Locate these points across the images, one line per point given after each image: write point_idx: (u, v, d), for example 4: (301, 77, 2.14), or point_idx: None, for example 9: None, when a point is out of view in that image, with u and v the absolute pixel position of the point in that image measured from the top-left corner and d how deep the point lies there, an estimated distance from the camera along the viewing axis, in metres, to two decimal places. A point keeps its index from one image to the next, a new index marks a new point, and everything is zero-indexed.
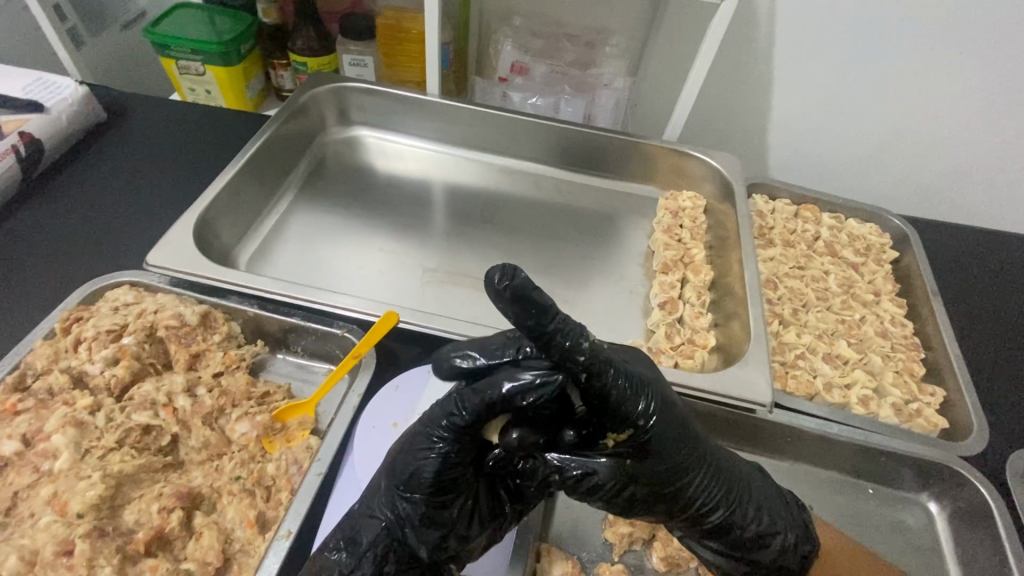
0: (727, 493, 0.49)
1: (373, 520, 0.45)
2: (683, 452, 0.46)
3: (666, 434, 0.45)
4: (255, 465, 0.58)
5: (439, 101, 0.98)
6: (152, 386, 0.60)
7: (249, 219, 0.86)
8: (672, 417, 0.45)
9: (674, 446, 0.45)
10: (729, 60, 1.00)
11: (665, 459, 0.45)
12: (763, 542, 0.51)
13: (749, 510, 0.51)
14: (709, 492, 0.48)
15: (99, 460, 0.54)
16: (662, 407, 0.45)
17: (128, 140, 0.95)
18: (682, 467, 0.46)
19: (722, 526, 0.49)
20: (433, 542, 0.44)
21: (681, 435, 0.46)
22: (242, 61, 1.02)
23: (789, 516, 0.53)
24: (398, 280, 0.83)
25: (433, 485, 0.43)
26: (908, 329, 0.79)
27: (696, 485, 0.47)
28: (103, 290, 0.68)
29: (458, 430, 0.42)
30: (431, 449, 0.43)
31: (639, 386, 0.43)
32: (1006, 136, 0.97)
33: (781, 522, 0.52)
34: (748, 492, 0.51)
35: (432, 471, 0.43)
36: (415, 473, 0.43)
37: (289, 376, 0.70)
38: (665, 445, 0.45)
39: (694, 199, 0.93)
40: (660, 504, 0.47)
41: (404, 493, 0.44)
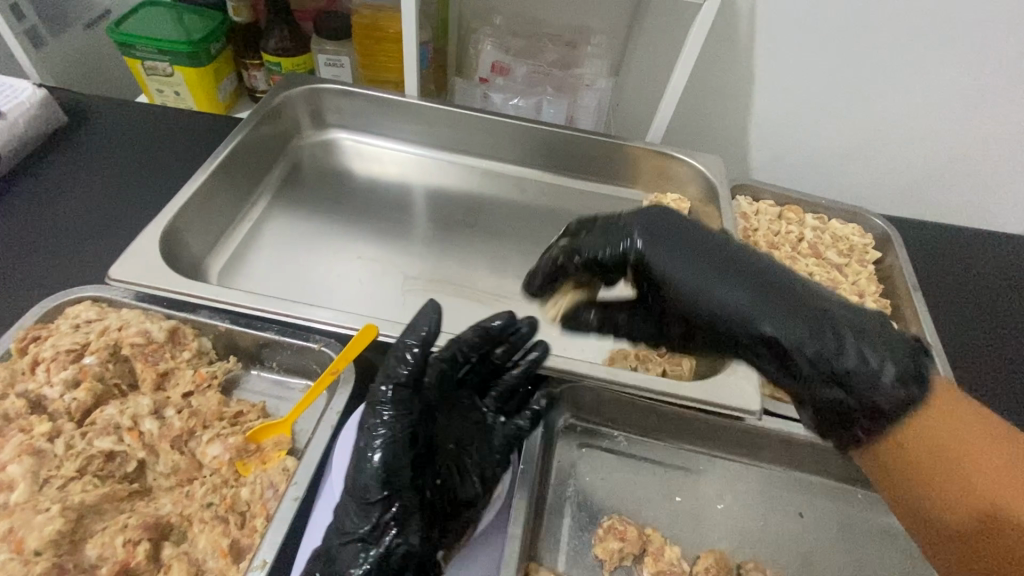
0: (780, 303, 0.47)
1: (352, 530, 0.46)
2: (710, 258, 0.50)
3: (689, 257, 0.51)
4: (228, 490, 0.55)
5: (417, 102, 0.95)
6: (115, 409, 0.57)
7: (220, 227, 0.83)
8: (695, 238, 0.52)
9: (692, 261, 0.50)
10: (711, 60, 1.00)
11: (684, 279, 0.50)
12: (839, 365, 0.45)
13: (823, 329, 0.45)
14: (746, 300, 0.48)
15: (59, 490, 0.51)
16: (660, 232, 0.53)
17: (91, 146, 0.90)
18: (693, 279, 0.50)
19: (776, 346, 0.47)
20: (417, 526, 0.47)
21: (680, 248, 0.51)
22: (212, 61, 0.98)
23: (866, 337, 0.45)
24: (377, 289, 0.81)
25: (387, 479, 0.46)
26: (891, 330, 0.79)
27: (735, 301, 0.48)
28: (62, 306, 0.64)
29: (396, 418, 0.47)
30: (372, 449, 0.46)
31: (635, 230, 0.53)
32: (983, 135, 0.99)
33: (859, 343, 0.45)
34: (824, 308, 0.47)
35: (386, 463, 0.46)
36: (375, 474, 0.46)
37: (263, 393, 0.67)
38: (679, 267, 0.51)
39: (678, 201, 0.92)
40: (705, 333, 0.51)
41: (366, 497, 0.46)
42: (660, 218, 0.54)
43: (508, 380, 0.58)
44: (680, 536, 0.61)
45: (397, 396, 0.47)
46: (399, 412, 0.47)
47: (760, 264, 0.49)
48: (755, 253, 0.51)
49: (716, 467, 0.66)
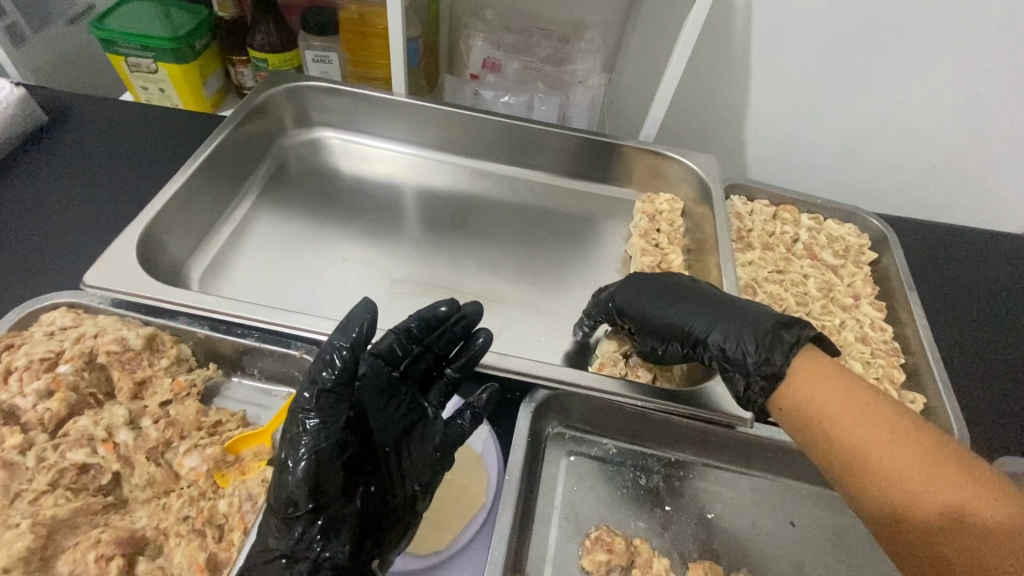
0: (711, 319, 0.60)
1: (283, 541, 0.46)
2: (669, 290, 0.65)
3: (650, 293, 0.66)
4: (206, 503, 0.54)
5: (405, 101, 0.93)
6: (89, 420, 0.56)
7: (203, 229, 0.81)
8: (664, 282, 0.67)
9: (651, 295, 0.65)
10: (706, 56, 0.98)
11: (644, 303, 0.65)
12: (745, 355, 0.56)
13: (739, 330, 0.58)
14: (693, 317, 0.61)
15: (31, 505, 0.50)
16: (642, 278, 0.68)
17: (72, 145, 0.88)
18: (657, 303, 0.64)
19: (713, 349, 0.59)
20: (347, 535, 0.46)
21: (651, 286, 0.67)
22: (197, 58, 0.96)
23: (772, 334, 0.56)
24: (364, 292, 0.79)
25: (310, 493, 0.44)
26: (887, 334, 0.78)
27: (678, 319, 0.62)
28: (37, 313, 0.63)
29: (319, 429, 0.45)
30: (293, 463, 0.45)
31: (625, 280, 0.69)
32: (983, 132, 0.97)
33: (771, 342, 0.56)
34: (744, 320, 0.59)
35: (308, 478, 0.44)
36: (297, 487, 0.44)
37: (245, 401, 0.65)
38: (640, 299, 0.66)
39: (671, 201, 0.90)
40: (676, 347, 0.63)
41: (289, 511, 0.45)
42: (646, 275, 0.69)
43: (451, 376, 0.58)
44: (670, 546, 0.60)
45: (319, 401, 0.46)
46: (324, 420, 0.46)
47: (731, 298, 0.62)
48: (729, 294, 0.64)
49: (705, 474, 0.65)
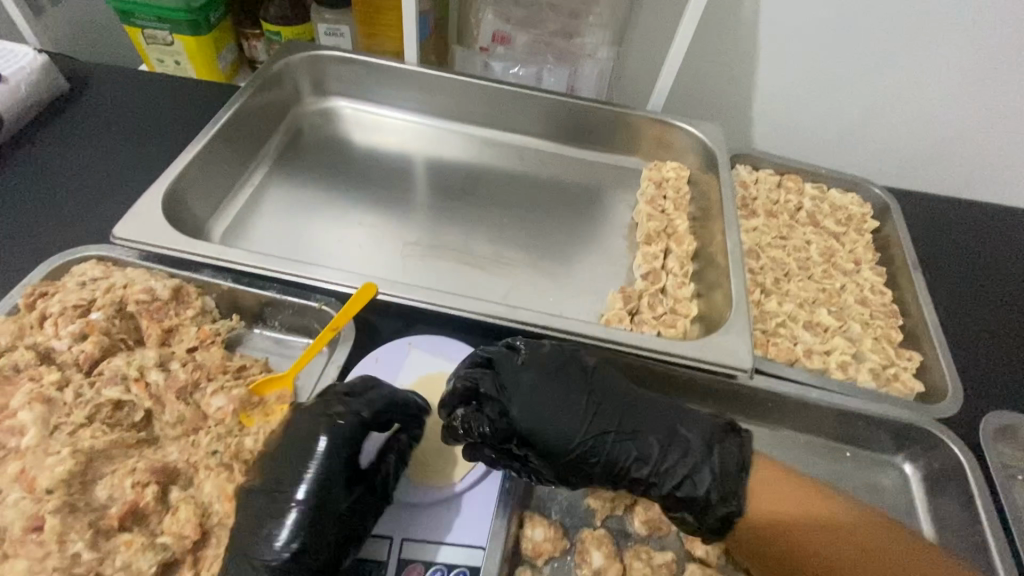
0: (660, 455, 0.54)
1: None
2: (572, 409, 0.55)
3: (566, 426, 0.54)
4: (232, 440, 0.57)
5: (418, 70, 0.95)
6: (122, 361, 0.59)
7: (221, 192, 0.84)
8: (554, 399, 0.55)
9: (577, 433, 0.54)
10: (713, 28, 0.99)
11: (552, 432, 0.54)
12: (685, 490, 0.54)
13: (682, 466, 0.54)
14: (638, 462, 0.54)
15: (69, 436, 0.53)
16: (529, 398, 0.55)
17: (93, 112, 0.91)
18: (584, 446, 0.54)
19: (666, 496, 0.54)
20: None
21: (571, 403, 0.55)
22: (212, 31, 0.98)
23: (718, 439, 0.56)
24: (377, 253, 0.82)
25: (300, 535, 0.48)
26: (886, 297, 0.80)
27: (605, 452, 0.54)
28: (69, 264, 0.66)
29: (320, 472, 0.51)
30: (292, 499, 0.50)
31: (518, 402, 0.54)
32: (987, 104, 0.98)
33: (717, 474, 0.54)
34: (685, 446, 0.55)
35: (302, 520, 0.49)
36: (293, 521, 0.49)
37: (266, 351, 0.68)
38: (560, 439, 0.54)
39: (678, 169, 0.92)
40: (587, 474, 0.55)
41: (275, 547, 0.48)
42: (520, 368, 0.56)
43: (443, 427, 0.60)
44: None
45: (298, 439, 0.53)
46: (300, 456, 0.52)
47: (634, 410, 0.57)
48: (618, 383, 0.58)
49: None
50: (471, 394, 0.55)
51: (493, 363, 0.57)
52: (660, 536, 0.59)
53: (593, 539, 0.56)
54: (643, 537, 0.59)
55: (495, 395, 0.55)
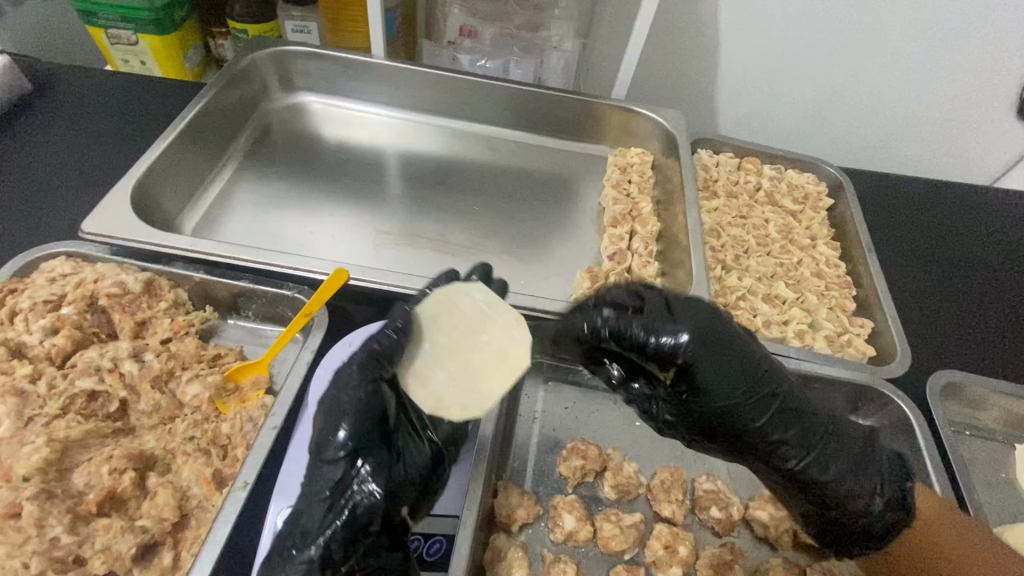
0: (792, 427, 0.52)
1: (318, 501, 0.47)
2: (738, 372, 0.51)
3: (713, 367, 0.50)
4: (209, 426, 0.58)
5: (386, 64, 0.96)
6: (95, 353, 0.59)
7: (191, 188, 0.84)
8: (727, 359, 0.51)
9: (730, 389, 0.50)
10: (674, 18, 1.02)
11: (720, 394, 0.50)
12: (810, 474, 0.53)
13: (815, 441, 0.53)
14: (779, 428, 0.51)
15: (44, 427, 0.53)
16: (712, 323, 0.51)
17: (56, 111, 0.90)
18: (744, 400, 0.51)
19: (799, 474, 0.53)
20: (383, 496, 0.47)
21: (733, 362, 0.51)
22: (177, 29, 0.98)
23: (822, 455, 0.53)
24: (350, 243, 0.83)
25: (353, 439, 0.48)
26: (841, 269, 0.84)
27: (761, 416, 0.51)
28: (39, 261, 0.66)
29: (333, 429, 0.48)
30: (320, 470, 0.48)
31: (692, 363, 0.49)
32: (930, 87, 1.03)
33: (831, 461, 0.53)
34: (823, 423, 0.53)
35: (351, 425, 0.48)
36: (341, 424, 0.48)
37: (241, 340, 0.69)
38: (711, 380, 0.50)
39: (641, 155, 0.96)
40: (720, 439, 0.53)
41: (332, 455, 0.48)
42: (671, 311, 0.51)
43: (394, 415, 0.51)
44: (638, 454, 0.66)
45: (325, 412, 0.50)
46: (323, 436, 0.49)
47: (780, 381, 0.53)
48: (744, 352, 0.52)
49: None
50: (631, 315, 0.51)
51: (670, 306, 0.52)
52: (629, 500, 0.62)
53: (564, 505, 0.59)
54: (613, 501, 0.62)
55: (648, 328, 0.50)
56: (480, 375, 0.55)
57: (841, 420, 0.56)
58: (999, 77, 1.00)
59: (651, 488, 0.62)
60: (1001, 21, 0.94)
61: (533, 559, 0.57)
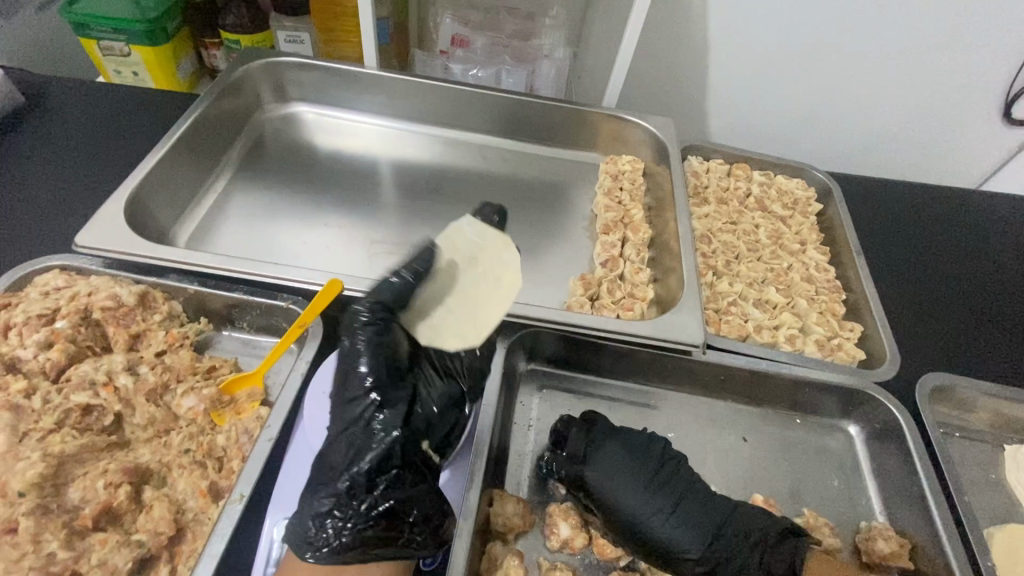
0: (685, 520, 0.56)
1: (343, 436, 0.49)
2: (643, 466, 0.59)
3: (611, 470, 0.58)
4: (205, 438, 0.58)
5: (379, 74, 0.97)
6: (90, 366, 0.59)
7: (185, 199, 0.85)
8: (626, 454, 0.60)
9: (634, 477, 0.58)
10: (663, 27, 1.04)
11: (614, 489, 0.57)
12: (707, 564, 0.55)
13: (717, 534, 0.55)
14: (671, 522, 0.56)
15: (39, 442, 0.53)
16: (619, 449, 0.60)
17: (49, 124, 0.90)
18: (641, 497, 0.57)
19: (693, 566, 0.55)
20: (402, 427, 0.49)
21: (638, 455, 0.60)
22: (170, 40, 0.98)
23: (717, 541, 0.55)
24: (344, 252, 0.83)
25: (372, 373, 0.51)
26: (830, 274, 0.85)
27: (661, 505, 0.57)
28: (32, 275, 0.66)
29: (355, 366, 0.51)
30: (343, 410, 0.50)
31: (596, 468, 0.59)
32: (915, 93, 1.05)
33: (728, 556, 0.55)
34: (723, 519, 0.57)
35: (369, 363, 0.51)
36: (359, 364, 0.51)
37: (236, 352, 0.69)
38: (603, 473, 0.58)
39: (632, 162, 0.97)
40: (631, 542, 0.57)
41: (352, 393, 0.50)
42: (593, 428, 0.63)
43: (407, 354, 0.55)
44: None
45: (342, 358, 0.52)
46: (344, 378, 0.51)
47: (686, 479, 0.59)
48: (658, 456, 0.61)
49: (666, 400, 0.73)
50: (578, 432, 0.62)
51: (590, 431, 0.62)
52: None
53: (560, 512, 0.59)
54: None
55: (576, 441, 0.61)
56: (484, 301, 0.60)
57: (767, 515, 0.57)
58: (982, 82, 1.02)
59: None
60: (983, 28, 0.96)
61: (529, 567, 0.57)
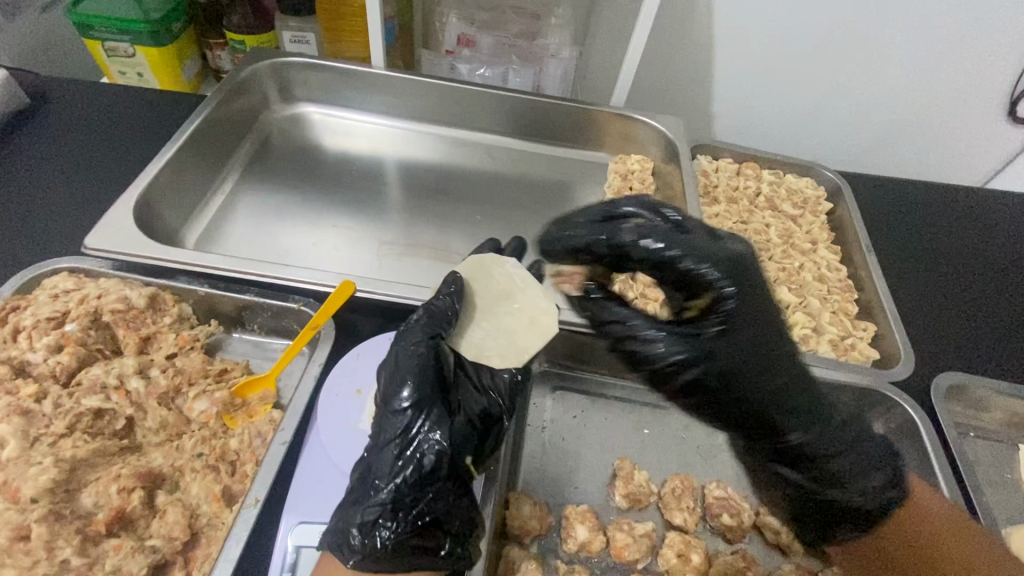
0: (814, 416, 0.48)
1: (387, 449, 0.49)
2: (760, 337, 0.45)
3: (744, 355, 0.45)
4: (218, 442, 0.58)
5: (386, 74, 0.96)
6: (101, 370, 0.59)
7: (192, 200, 0.84)
8: (756, 312, 0.45)
9: (753, 348, 0.45)
10: (671, 26, 1.03)
11: (740, 351, 0.44)
12: (843, 495, 0.51)
13: (833, 448, 0.49)
14: (801, 416, 0.48)
15: (50, 447, 0.53)
16: (759, 303, 0.45)
17: (54, 125, 0.90)
18: (757, 366, 0.45)
19: (815, 480, 0.50)
20: (447, 443, 0.50)
21: (764, 321, 0.45)
22: (174, 41, 0.98)
23: (861, 468, 0.51)
24: (353, 254, 0.83)
25: (415, 392, 0.50)
26: (842, 273, 0.85)
27: (783, 379, 0.46)
28: (40, 278, 0.65)
29: (398, 382, 0.51)
30: (386, 427, 0.50)
31: (703, 249, 0.44)
32: (923, 92, 1.05)
33: (851, 446, 0.50)
34: (837, 414, 0.50)
35: (412, 381, 0.50)
36: (404, 381, 0.50)
37: (246, 354, 0.69)
38: (733, 354, 0.44)
39: (641, 162, 0.96)
40: (722, 407, 0.46)
41: (397, 408, 0.50)
42: (659, 212, 0.48)
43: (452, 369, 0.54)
44: (648, 461, 0.66)
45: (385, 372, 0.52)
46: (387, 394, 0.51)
47: (796, 363, 0.48)
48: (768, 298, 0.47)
49: None
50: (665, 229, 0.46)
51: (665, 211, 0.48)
52: (639, 508, 0.62)
53: (577, 515, 0.59)
54: (624, 510, 0.62)
55: (659, 233, 0.45)
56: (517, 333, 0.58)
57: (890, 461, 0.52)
58: (991, 80, 1.02)
59: (662, 497, 0.63)
60: (992, 26, 0.95)
61: (547, 570, 0.57)
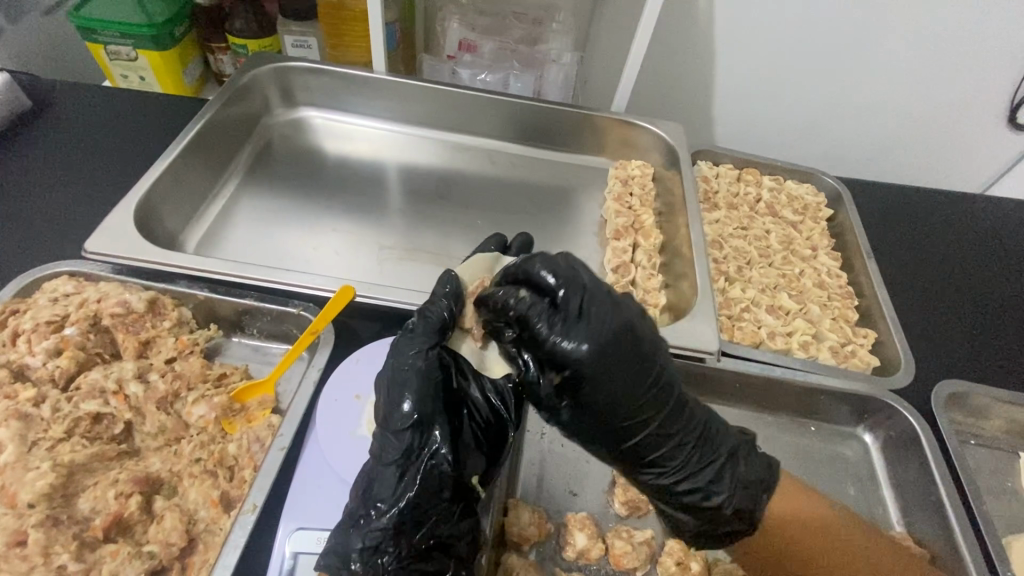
0: (688, 453, 0.50)
1: (388, 469, 0.48)
2: (647, 390, 0.47)
3: (609, 390, 0.46)
4: (216, 447, 0.58)
5: (387, 79, 0.97)
6: (100, 374, 0.59)
7: (194, 204, 0.84)
8: (634, 368, 0.47)
9: (631, 391, 0.47)
10: (671, 31, 1.03)
11: (609, 394, 0.46)
12: (705, 511, 0.53)
13: (698, 474, 0.51)
14: (653, 446, 0.50)
15: (48, 451, 0.53)
16: (614, 368, 0.46)
17: (56, 129, 0.90)
18: (628, 411, 0.47)
19: (691, 501, 0.52)
20: (453, 461, 0.48)
21: (640, 375, 0.47)
22: (176, 44, 0.98)
23: (746, 496, 0.53)
24: (353, 258, 0.83)
25: (418, 407, 0.48)
26: (843, 280, 0.84)
27: (637, 426, 0.48)
28: (40, 281, 0.65)
29: (400, 397, 0.49)
30: (389, 443, 0.48)
31: (586, 318, 0.46)
32: (922, 99, 1.05)
33: (719, 475, 0.52)
34: (720, 452, 0.52)
35: (415, 398, 0.49)
36: (405, 397, 0.49)
37: (246, 359, 0.69)
38: (608, 394, 0.46)
39: (642, 167, 0.96)
40: (600, 442, 0.50)
41: (398, 425, 0.48)
42: (577, 270, 0.49)
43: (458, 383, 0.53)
44: None
45: (388, 384, 0.50)
46: (389, 409, 0.49)
47: (678, 401, 0.50)
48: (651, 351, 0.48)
49: None
50: (545, 305, 0.48)
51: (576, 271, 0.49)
52: (638, 516, 0.62)
53: (576, 522, 0.58)
54: (623, 517, 0.62)
55: (567, 294, 0.47)
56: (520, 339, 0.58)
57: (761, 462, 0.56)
58: (991, 87, 1.02)
59: (661, 504, 0.62)
60: (992, 34, 0.95)
61: None
